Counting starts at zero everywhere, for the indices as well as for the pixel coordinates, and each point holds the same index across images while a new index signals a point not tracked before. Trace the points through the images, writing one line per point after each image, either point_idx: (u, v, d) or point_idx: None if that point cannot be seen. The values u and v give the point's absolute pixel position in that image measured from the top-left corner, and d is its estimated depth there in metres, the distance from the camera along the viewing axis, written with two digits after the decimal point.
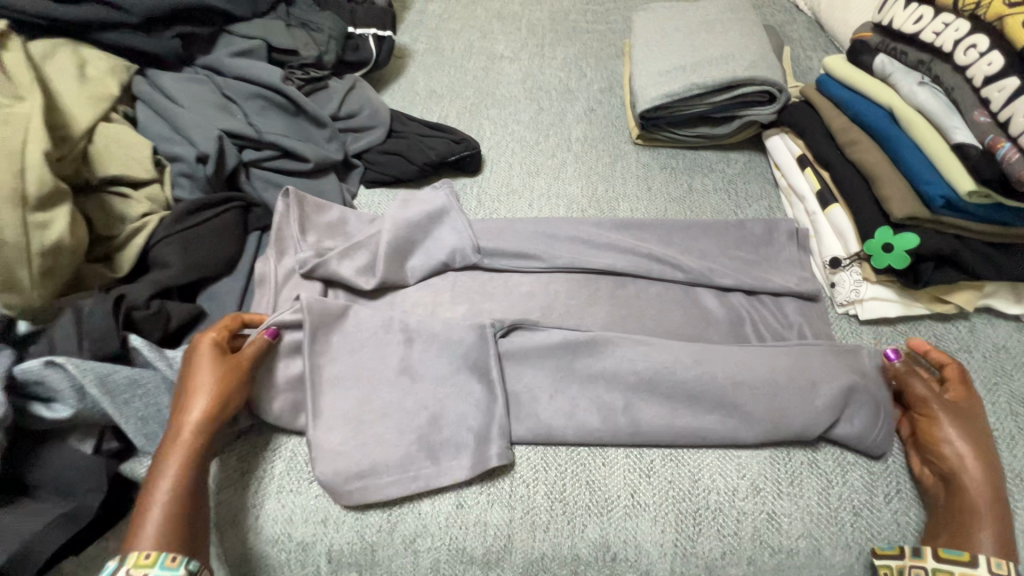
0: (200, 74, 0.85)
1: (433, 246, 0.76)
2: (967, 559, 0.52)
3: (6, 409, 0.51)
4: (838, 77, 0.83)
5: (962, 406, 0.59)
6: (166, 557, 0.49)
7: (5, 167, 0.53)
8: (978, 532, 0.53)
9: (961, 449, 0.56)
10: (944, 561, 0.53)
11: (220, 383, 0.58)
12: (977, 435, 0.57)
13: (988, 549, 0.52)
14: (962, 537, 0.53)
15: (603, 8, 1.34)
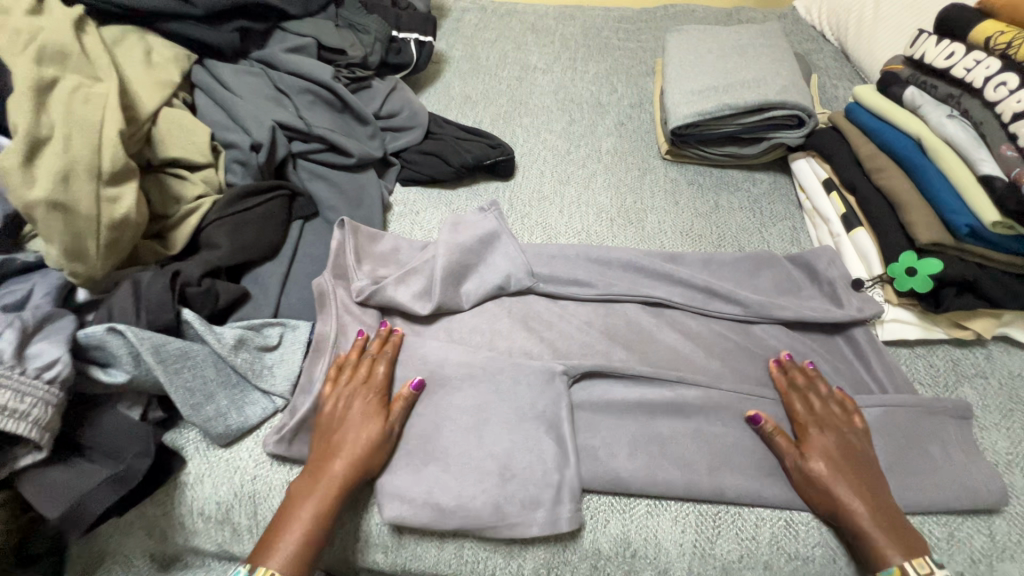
0: (254, 67, 0.89)
1: (486, 271, 0.77)
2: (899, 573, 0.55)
3: (70, 370, 0.53)
4: (867, 105, 0.86)
5: (818, 445, 0.62)
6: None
7: (84, 143, 0.57)
8: (876, 543, 0.56)
9: (830, 483, 0.59)
10: None
11: (368, 457, 0.60)
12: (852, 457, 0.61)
13: (893, 559, 0.55)
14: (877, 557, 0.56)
15: (635, 27, 1.38)
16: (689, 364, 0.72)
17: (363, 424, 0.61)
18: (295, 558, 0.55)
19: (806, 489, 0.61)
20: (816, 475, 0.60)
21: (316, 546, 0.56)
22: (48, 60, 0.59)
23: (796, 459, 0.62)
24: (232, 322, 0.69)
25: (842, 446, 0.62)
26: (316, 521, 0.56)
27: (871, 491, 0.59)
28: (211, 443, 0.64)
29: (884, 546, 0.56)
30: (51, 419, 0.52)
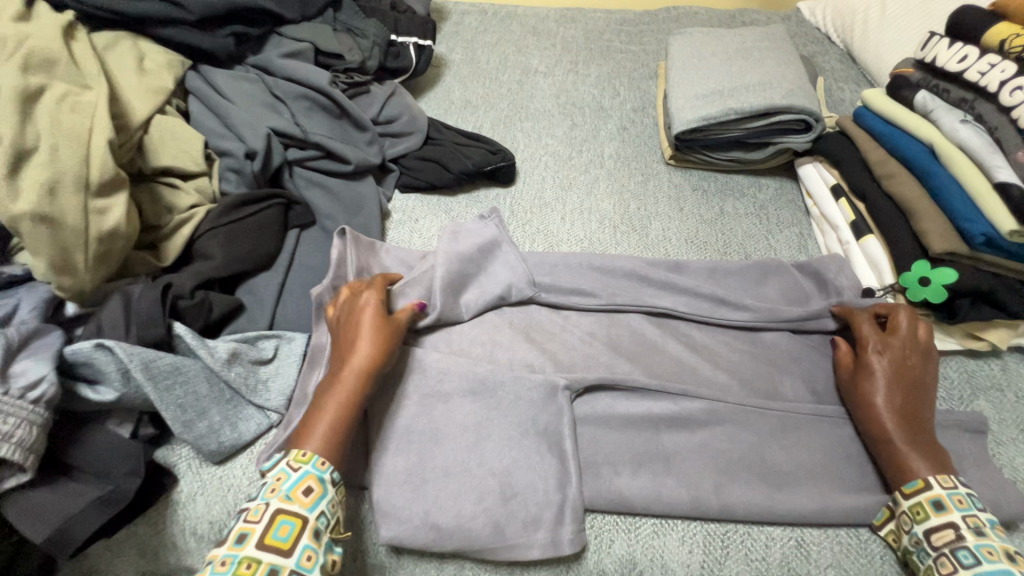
0: (250, 73, 0.87)
1: (486, 281, 0.76)
2: (924, 485, 0.57)
3: (56, 389, 0.51)
4: (876, 109, 0.84)
5: (871, 361, 0.64)
6: (317, 459, 0.54)
7: (71, 154, 0.55)
8: (907, 457, 0.59)
9: (872, 399, 0.62)
10: (911, 496, 0.57)
11: (383, 350, 0.62)
12: (909, 385, 0.62)
13: (919, 471, 0.58)
14: (900, 468, 0.59)
15: (637, 29, 1.36)
16: (695, 377, 0.70)
17: (364, 316, 0.63)
18: (328, 441, 0.56)
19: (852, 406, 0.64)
20: (864, 390, 0.63)
21: (347, 433, 0.57)
22: (34, 68, 0.58)
23: (853, 378, 0.65)
24: (226, 334, 0.67)
25: (904, 365, 0.63)
26: (342, 410, 0.58)
27: (916, 409, 0.61)
28: (204, 460, 0.62)
29: (913, 459, 0.58)
30: (35, 440, 0.50)
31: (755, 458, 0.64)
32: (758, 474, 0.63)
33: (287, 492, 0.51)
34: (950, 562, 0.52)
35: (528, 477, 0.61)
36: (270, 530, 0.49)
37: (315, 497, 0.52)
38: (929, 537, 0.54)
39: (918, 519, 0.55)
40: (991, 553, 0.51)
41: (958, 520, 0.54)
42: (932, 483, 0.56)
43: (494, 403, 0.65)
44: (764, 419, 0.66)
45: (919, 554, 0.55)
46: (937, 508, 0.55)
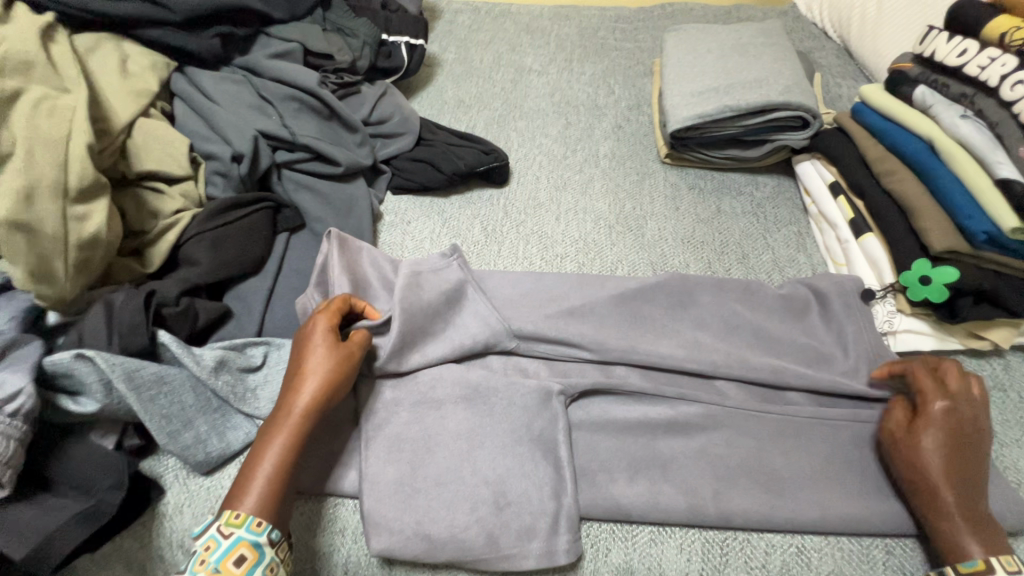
0: (237, 75, 0.85)
1: (453, 331, 0.70)
2: (983, 567, 0.51)
3: (34, 402, 0.50)
4: (874, 105, 0.82)
5: (935, 419, 0.57)
6: (252, 521, 0.50)
7: (49, 159, 0.53)
8: (957, 531, 0.54)
9: (931, 460, 0.56)
10: None
11: (333, 381, 0.57)
12: (962, 451, 0.56)
13: (973, 552, 0.52)
14: (949, 544, 0.54)
15: (632, 27, 1.35)
16: (692, 380, 0.69)
17: (315, 354, 0.58)
18: (268, 494, 0.52)
19: (899, 465, 0.58)
20: (922, 448, 0.57)
21: (288, 476, 0.54)
22: (10, 71, 0.56)
23: (908, 432, 0.58)
24: (213, 342, 0.66)
25: (969, 430, 0.57)
26: (285, 454, 0.54)
27: (971, 477, 0.55)
28: (191, 470, 0.61)
29: (963, 537, 0.53)
30: (14, 454, 0.48)
31: (753, 464, 0.62)
32: (756, 479, 0.61)
33: (214, 564, 0.48)
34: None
35: (523, 485, 0.60)
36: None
37: (249, 565, 0.49)
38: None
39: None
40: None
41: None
42: (994, 564, 0.51)
43: (488, 409, 0.64)
44: (762, 422, 0.65)
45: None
46: None
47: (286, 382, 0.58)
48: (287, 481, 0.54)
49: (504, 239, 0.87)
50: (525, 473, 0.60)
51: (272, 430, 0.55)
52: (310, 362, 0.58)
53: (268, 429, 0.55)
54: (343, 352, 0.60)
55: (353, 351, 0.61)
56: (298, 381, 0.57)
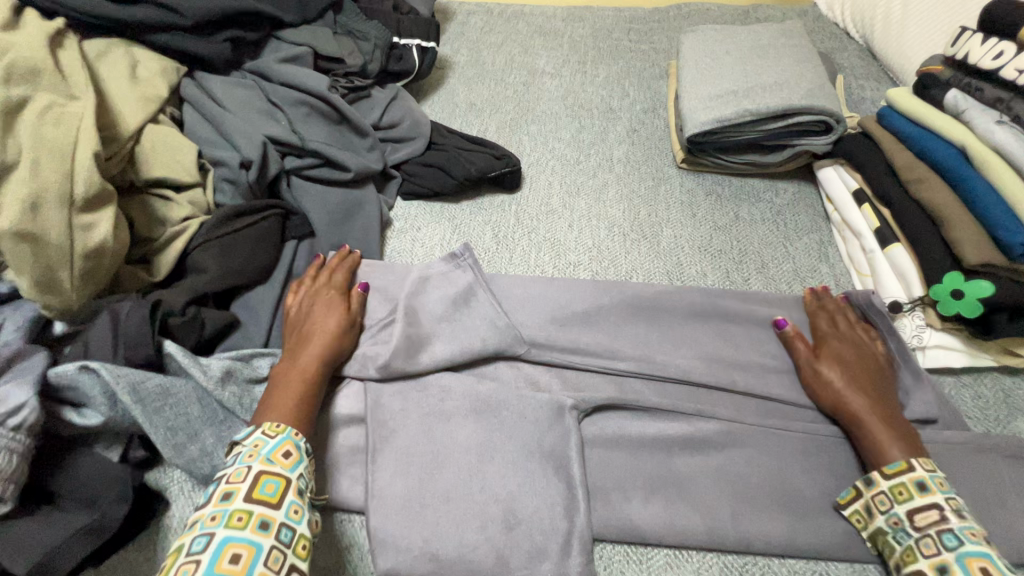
0: (247, 79, 0.85)
1: (463, 336, 0.68)
2: (906, 466, 0.55)
3: (38, 415, 0.49)
4: (903, 110, 0.79)
5: (835, 353, 0.65)
6: (293, 430, 0.54)
7: (55, 168, 0.53)
8: (877, 441, 0.58)
9: (837, 385, 0.62)
10: (892, 477, 0.55)
11: (341, 330, 0.65)
12: (863, 376, 0.63)
13: (894, 455, 0.56)
14: (877, 454, 0.57)
15: (647, 27, 1.32)
16: (709, 395, 0.67)
17: (324, 308, 0.66)
18: (296, 414, 0.57)
19: (815, 392, 0.64)
20: (826, 379, 0.64)
21: (312, 403, 0.59)
22: (18, 78, 0.55)
23: (812, 364, 0.65)
24: (219, 352, 0.65)
25: (860, 361, 0.64)
26: (304, 383, 0.59)
27: (885, 402, 0.61)
28: (196, 484, 0.60)
29: (888, 445, 0.57)
30: (17, 468, 0.47)
31: (774, 485, 0.60)
32: (777, 501, 0.59)
33: (267, 454, 0.51)
34: (934, 543, 0.50)
35: (534, 503, 0.58)
36: (255, 487, 0.48)
37: (294, 460, 0.52)
38: (911, 518, 0.52)
39: (900, 499, 0.54)
40: (974, 534, 0.49)
41: (942, 501, 0.52)
42: (913, 464, 0.55)
43: (499, 423, 0.62)
44: (783, 441, 0.63)
45: (897, 535, 0.53)
46: (922, 489, 0.53)
47: (291, 336, 0.65)
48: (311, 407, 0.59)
49: (515, 246, 0.85)
50: (536, 491, 0.58)
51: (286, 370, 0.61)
52: (318, 315, 0.66)
53: (283, 368, 0.61)
54: (348, 306, 0.68)
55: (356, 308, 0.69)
56: (310, 329, 0.64)
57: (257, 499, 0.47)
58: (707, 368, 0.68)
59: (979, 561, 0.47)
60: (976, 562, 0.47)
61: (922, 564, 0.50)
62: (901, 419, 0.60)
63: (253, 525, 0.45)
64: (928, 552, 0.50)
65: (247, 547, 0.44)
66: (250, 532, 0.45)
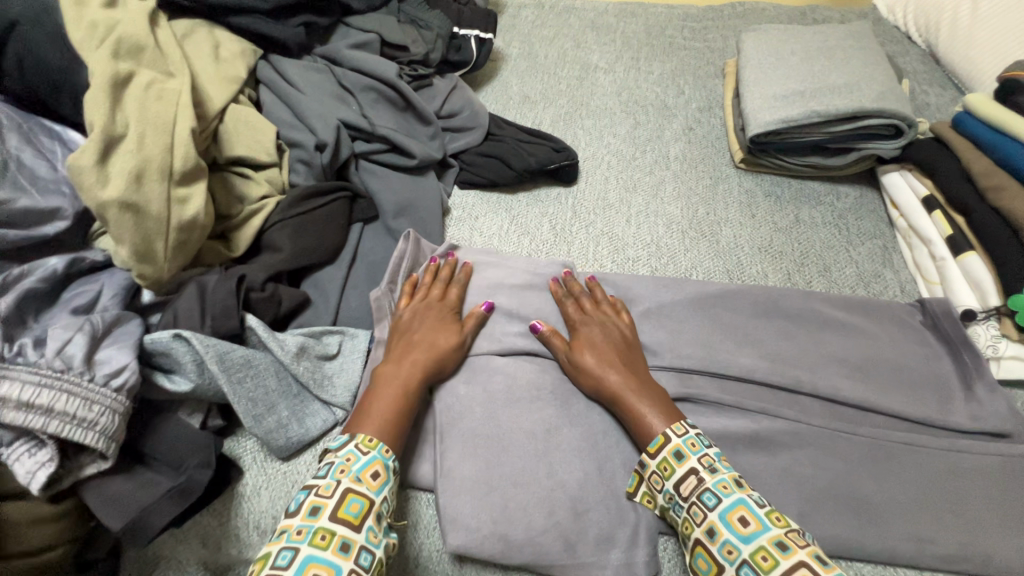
0: (318, 64, 0.86)
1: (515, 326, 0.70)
2: (665, 440, 0.55)
3: (137, 378, 0.51)
4: (983, 116, 0.79)
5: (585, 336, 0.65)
6: (384, 446, 0.54)
7: (157, 142, 0.55)
8: (642, 410, 0.58)
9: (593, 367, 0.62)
10: (655, 454, 0.55)
11: (445, 352, 0.64)
12: (620, 349, 0.64)
13: (656, 428, 0.57)
14: (642, 428, 0.57)
15: (701, 25, 1.31)
16: (774, 396, 0.67)
17: (435, 328, 0.65)
18: (388, 430, 0.56)
19: (579, 378, 0.63)
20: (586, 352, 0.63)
21: (403, 421, 0.58)
22: (124, 54, 0.58)
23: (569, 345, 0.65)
24: (293, 328, 0.67)
25: (598, 342, 0.64)
26: (401, 396, 0.59)
27: (640, 375, 0.62)
28: (269, 454, 0.62)
29: (650, 418, 0.57)
30: (117, 427, 0.49)
31: (839, 488, 0.60)
32: (844, 506, 0.59)
33: (356, 472, 0.51)
34: (699, 508, 0.51)
35: (602, 494, 0.59)
36: (341, 505, 0.49)
37: (382, 481, 0.52)
38: (677, 490, 0.53)
39: (665, 475, 0.54)
40: (726, 487, 0.51)
41: (696, 464, 0.53)
42: (669, 434, 0.55)
43: (565, 413, 0.63)
44: (850, 446, 0.62)
45: (674, 509, 0.54)
46: (678, 458, 0.54)
47: (395, 350, 0.64)
48: (401, 425, 0.58)
49: (574, 240, 0.86)
50: (603, 481, 0.59)
51: (387, 381, 0.60)
52: (430, 332, 0.65)
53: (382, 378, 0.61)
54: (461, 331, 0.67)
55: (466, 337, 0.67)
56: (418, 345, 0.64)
57: (342, 519, 0.48)
58: (771, 368, 0.68)
59: (736, 513, 0.49)
60: (735, 514, 0.49)
61: (698, 532, 0.50)
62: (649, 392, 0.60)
63: (334, 547, 0.46)
64: (699, 519, 0.51)
65: (327, 569, 0.45)
66: (330, 553, 0.46)
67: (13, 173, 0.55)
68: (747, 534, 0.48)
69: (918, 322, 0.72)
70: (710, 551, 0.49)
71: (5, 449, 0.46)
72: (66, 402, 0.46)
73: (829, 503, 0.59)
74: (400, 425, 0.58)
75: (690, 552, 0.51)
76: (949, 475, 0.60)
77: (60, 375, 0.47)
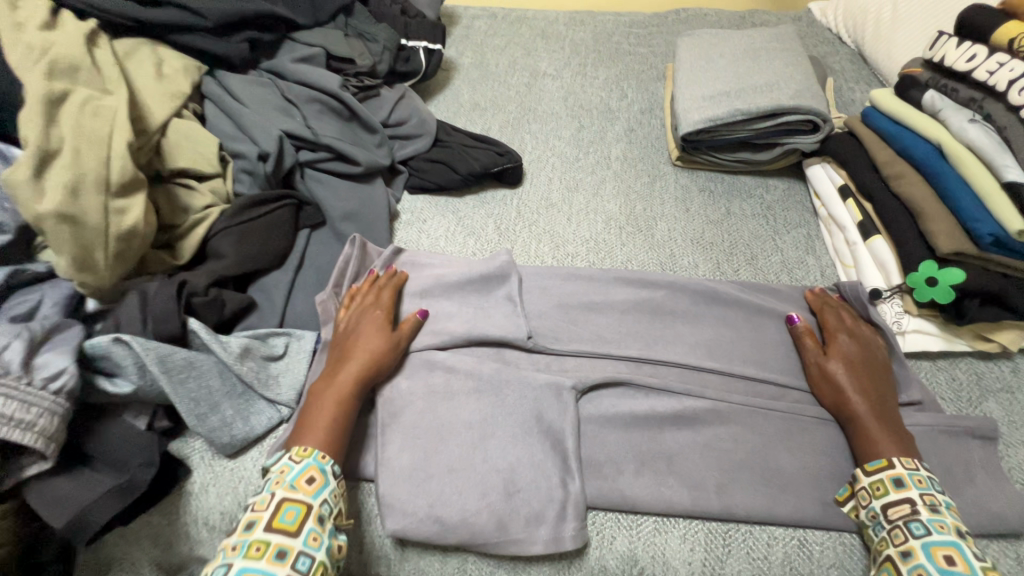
0: (264, 78, 0.89)
1: (454, 322, 0.73)
2: (886, 464, 0.58)
3: (77, 381, 0.53)
4: (885, 110, 0.84)
5: (843, 352, 0.68)
6: (319, 454, 0.57)
7: (93, 155, 0.57)
8: (873, 430, 0.61)
9: (845, 385, 0.65)
10: (872, 474, 0.59)
11: (381, 356, 0.66)
12: (868, 365, 0.67)
13: (882, 452, 0.60)
14: (869, 446, 0.61)
15: (646, 31, 1.37)
16: (698, 377, 0.71)
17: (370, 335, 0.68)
18: (326, 439, 0.59)
19: (824, 387, 0.67)
20: (831, 372, 0.67)
21: (342, 429, 0.61)
22: (59, 73, 0.60)
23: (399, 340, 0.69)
24: (238, 331, 0.69)
25: (869, 361, 0.67)
26: (337, 404, 0.62)
27: (885, 394, 0.64)
28: (217, 453, 0.64)
29: (880, 438, 0.60)
30: (57, 428, 0.51)
31: (755, 458, 0.64)
32: (759, 475, 0.63)
33: (290, 482, 0.54)
34: (902, 532, 0.54)
35: (533, 475, 0.62)
36: (276, 516, 0.52)
37: (318, 485, 0.55)
38: (885, 511, 0.56)
39: (877, 494, 0.57)
40: (941, 526, 0.53)
41: (915, 495, 0.56)
42: (895, 462, 0.58)
43: (500, 400, 0.66)
44: (767, 419, 0.67)
45: (874, 527, 0.57)
46: (897, 485, 0.57)
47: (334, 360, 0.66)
48: (340, 433, 0.60)
49: (517, 239, 0.90)
50: (533, 463, 0.63)
51: (326, 391, 0.63)
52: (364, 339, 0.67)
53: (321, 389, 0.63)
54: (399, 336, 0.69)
55: (403, 341, 0.69)
56: (354, 351, 0.66)
57: (276, 528, 0.51)
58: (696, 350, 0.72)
59: (944, 550, 0.51)
60: (941, 551, 0.51)
61: (892, 551, 0.54)
62: (899, 415, 0.63)
63: (269, 556, 0.49)
64: (898, 541, 0.54)
65: None
66: (266, 562, 0.49)
67: None
68: (947, 569, 0.50)
69: None
70: (899, 569, 0.52)
71: None
72: (3, 405, 0.48)
73: (745, 473, 0.63)
74: (339, 434, 0.60)
75: (878, 567, 0.55)
76: None
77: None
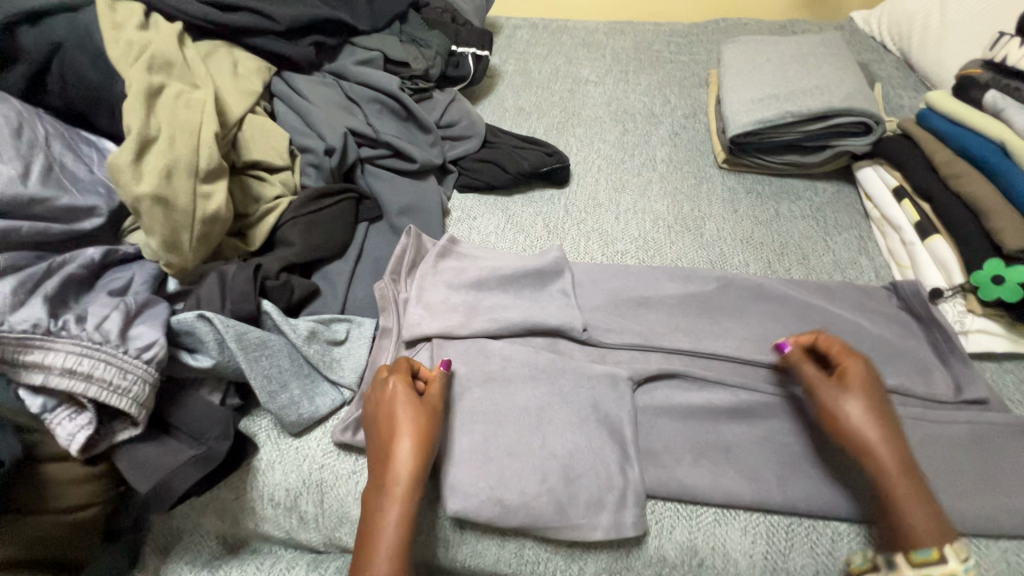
0: (327, 79, 0.94)
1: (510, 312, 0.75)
2: (938, 557, 0.49)
3: (166, 352, 0.56)
4: (942, 111, 0.85)
5: (857, 380, 0.58)
6: None
7: (186, 143, 0.61)
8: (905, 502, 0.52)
9: (863, 422, 0.56)
10: (919, 567, 0.49)
11: (425, 440, 0.57)
12: (878, 410, 0.57)
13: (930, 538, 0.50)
14: (910, 529, 0.51)
15: (686, 40, 1.39)
16: (754, 372, 0.71)
17: (404, 420, 0.58)
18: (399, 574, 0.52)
19: (835, 427, 0.57)
20: (846, 412, 0.57)
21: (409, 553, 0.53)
22: (156, 69, 0.65)
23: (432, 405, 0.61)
24: (305, 315, 0.72)
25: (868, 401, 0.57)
26: (398, 527, 0.53)
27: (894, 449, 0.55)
28: (283, 432, 0.66)
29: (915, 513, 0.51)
30: (148, 395, 0.55)
31: (816, 453, 0.63)
32: (821, 471, 0.62)
33: None
34: None
35: (592, 461, 0.62)
36: None
37: None
38: None
39: None
40: None
41: None
42: (948, 556, 0.48)
43: (557, 388, 0.67)
44: None
45: None
46: None
47: (375, 468, 0.57)
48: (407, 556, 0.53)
49: (567, 236, 0.91)
50: (592, 450, 0.63)
51: (377, 521, 0.54)
52: (399, 429, 0.58)
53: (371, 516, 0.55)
54: (434, 403, 0.61)
55: (434, 405, 0.61)
56: (394, 450, 0.57)
57: None
58: (751, 346, 0.72)
59: None
60: None
61: None
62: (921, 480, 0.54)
63: None
64: None
65: None
66: None
67: (57, 174, 0.61)
68: None
69: (894, 306, 0.76)
70: None
71: (50, 413, 0.52)
72: (104, 370, 0.51)
73: (806, 468, 0.62)
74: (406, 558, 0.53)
75: None
76: (922, 442, 0.64)
77: (98, 347, 0.52)
